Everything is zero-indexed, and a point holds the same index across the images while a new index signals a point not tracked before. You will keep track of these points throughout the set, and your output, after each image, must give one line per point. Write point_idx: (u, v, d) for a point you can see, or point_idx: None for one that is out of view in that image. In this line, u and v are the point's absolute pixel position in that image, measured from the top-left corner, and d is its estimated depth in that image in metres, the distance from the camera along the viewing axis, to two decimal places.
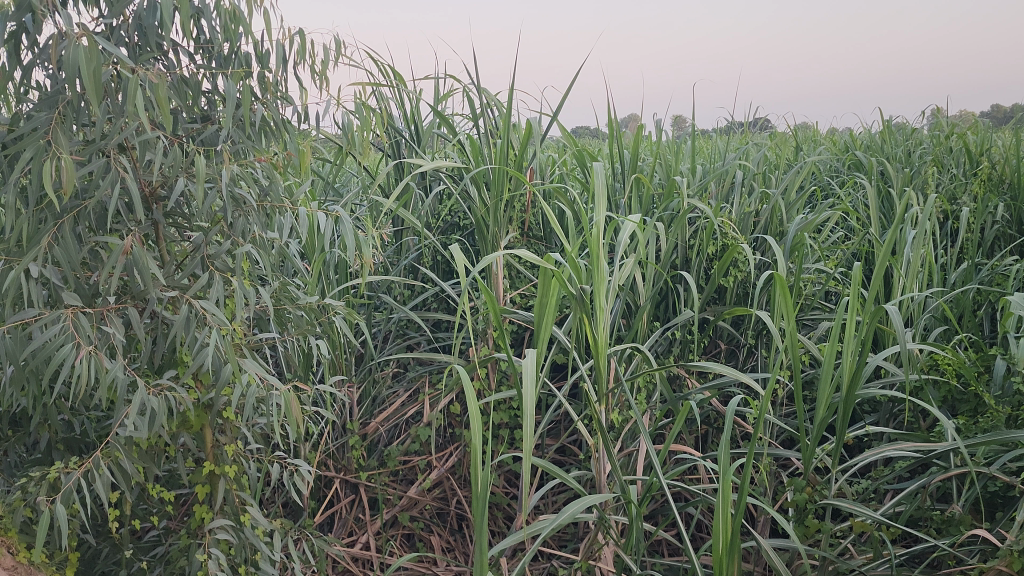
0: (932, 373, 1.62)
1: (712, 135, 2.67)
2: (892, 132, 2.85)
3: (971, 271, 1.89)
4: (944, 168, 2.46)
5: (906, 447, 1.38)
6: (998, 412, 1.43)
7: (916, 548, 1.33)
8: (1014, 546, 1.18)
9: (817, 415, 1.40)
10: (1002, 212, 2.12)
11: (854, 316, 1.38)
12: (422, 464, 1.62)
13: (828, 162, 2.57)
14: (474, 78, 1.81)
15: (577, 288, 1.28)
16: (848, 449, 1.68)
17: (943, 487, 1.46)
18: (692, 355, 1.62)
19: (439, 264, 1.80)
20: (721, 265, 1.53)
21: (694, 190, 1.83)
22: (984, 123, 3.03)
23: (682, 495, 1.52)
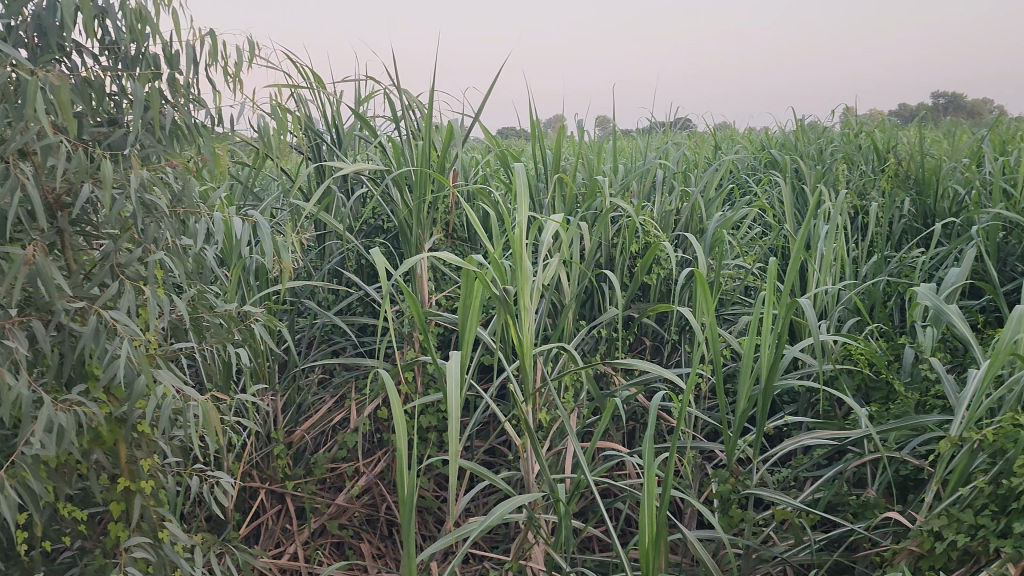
0: (846, 362, 1.67)
1: (633, 134, 2.71)
2: (804, 130, 2.94)
3: (880, 264, 1.96)
4: (854, 164, 2.55)
5: (823, 435, 1.43)
6: (908, 398, 1.49)
7: (834, 533, 1.37)
8: (924, 526, 1.22)
9: (738, 407, 1.43)
10: (908, 206, 2.21)
11: (770, 309, 1.42)
12: (349, 471, 1.61)
13: (745, 160, 2.64)
14: (394, 80, 1.80)
15: (500, 289, 1.29)
16: (769, 440, 1.73)
17: (858, 472, 1.51)
18: (617, 353, 1.64)
19: (363, 268, 1.78)
20: (643, 263, 1.55)
21: (616, 189, 1.86)
22: (891, 122, 3.16)
23: (611, 491, 1.54)
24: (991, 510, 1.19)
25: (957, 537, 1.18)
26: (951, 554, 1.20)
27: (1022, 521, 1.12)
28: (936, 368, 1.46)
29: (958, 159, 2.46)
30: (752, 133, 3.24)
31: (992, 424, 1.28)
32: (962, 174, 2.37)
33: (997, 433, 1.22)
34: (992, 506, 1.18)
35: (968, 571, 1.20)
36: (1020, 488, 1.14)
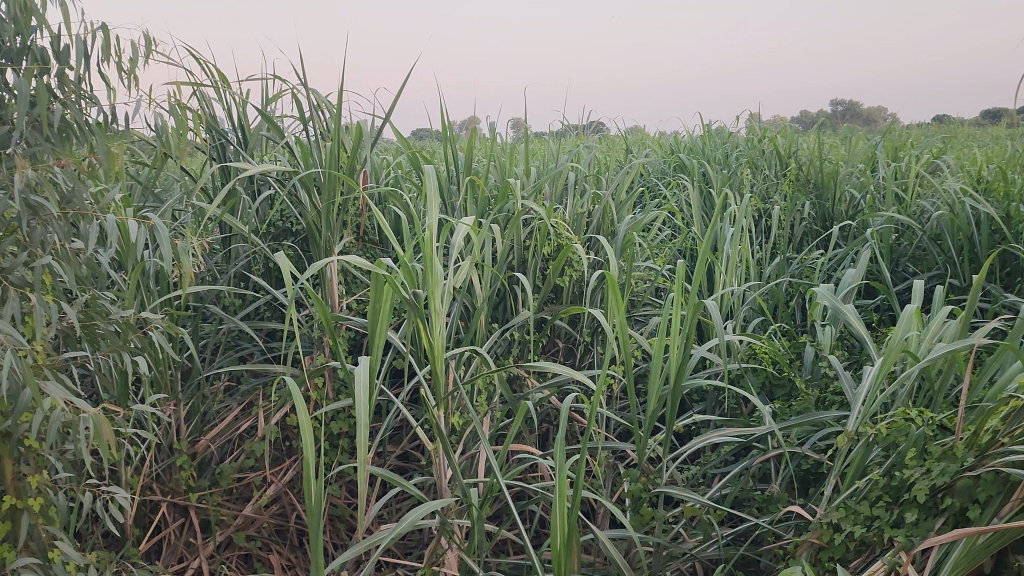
0: (751, 361, 1.72)
1: (546, 137, 2.73)
2: (711, 135, 3.02)
3: (783, 265, 2.03)
4: (758, 169, 2.64)
5: (729, 432, 1.47)
6: (808, 395, 1.54)
7: (740, 527, 1.41)
8: (823, 519, 1.27)
9: (648, 407, 1.45)
10: (808, 210, 2.29)
11: (678, 311, 1.45)
12: (257, 480, 1.56)
13: (655, 164, 2.69)
14: (302, 79, 1.76)
15: (411, 293, 1.27)
16: (678, 438, 1.76)
17: (763, 468, 1.56)
18: (530, 355, 1.65)
19: (270, 272, 1.73)
20: (555, 266, 1.56)
21: (528, 192, 1.86)
22: (792, 128, 3.28)
23: (524, 493, 1.54)
24: (885, 501, 1.23)
25: (854, 528, 1.22)
26: (849, 544, 1.24)
27: (913, 511, 1.17)
28: (834, 365, 1.51)
29: (853, 164, 2.57)
30: (662, 138, 3.31)
31: (886, 419, 1.33)
32: (857, 179, 2.47)
33: (890, 428, 1.27)
34: (886, 497, 1.23)
35: (864, 560, 1.25)
36: (911, 480, 1.20)
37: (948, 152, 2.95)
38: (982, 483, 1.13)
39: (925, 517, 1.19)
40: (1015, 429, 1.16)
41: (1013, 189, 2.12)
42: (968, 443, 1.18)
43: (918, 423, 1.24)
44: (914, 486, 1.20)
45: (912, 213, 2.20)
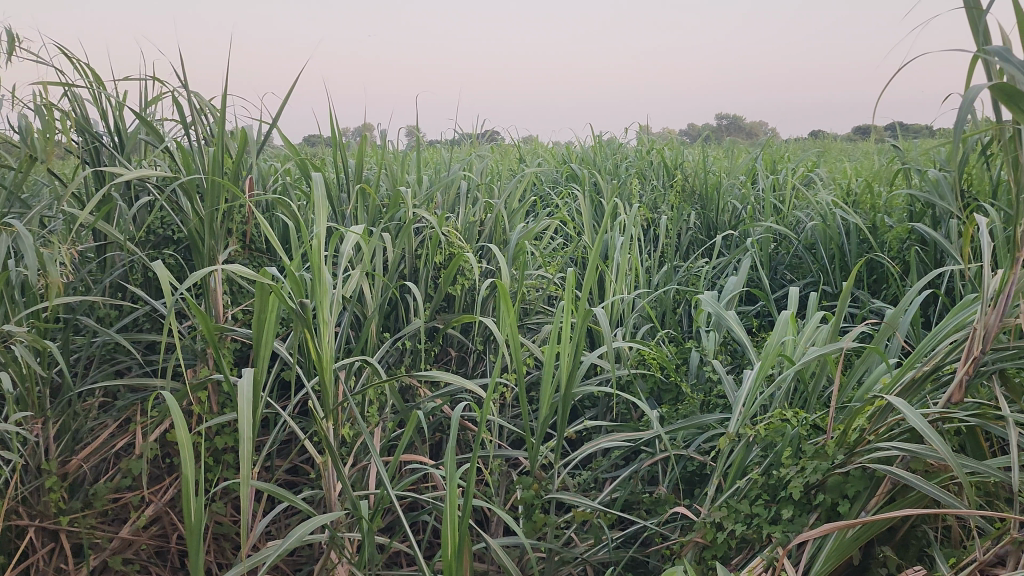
0: (640, 367, 1.77)
1: (439, 145, 2.73)
2: (601, 146, 3.09)
3: (670, 273, 2.09)
4: (646, 180, 2.71)
5: (618, 437, 1.50)
6: (694, 399, 1.59)
7: (629, 530, 1.44)
8: (707, 519, 1.31)
9: (540, 414, 1.47)
10: (693, 220, 2.37)
11: (568, 318, 1.47)
12: (134, 500, 1.49)
13: (547, 173, 2.73)
14: (183, 82, 1.69)
15: (298, 302, 1.24)
16: (570, 444, 1.79)
17: (651, 471, 1.60)
18: (423, 364, 1.63)
19: (149, 282, 1.66)
20: (447, 274, 1.56)
21: (419, 200, 1.85)
22: (678, 141, 3.39)
23: (417, 503, 1.53)
24: (764, 499, 1.29)
25: (735, 526, 1.27)
26: (730, 542, 1.28)
27: (789, 508, 1.23)
28: (718, 370, 1.57)
29: (735, 177, 2.68)
30: (555, 147, 3.36)
31: (764, 420, 1.39)
32: (739, 191, 2.58)
33: (768, 429, 1.32)
34: (765, 496, 1.28)
35: (745, 557, 1.30)
36: (787, 478, 1.25)
37: (822, 166, 3.11)
38: (851, 479, 1.21)
39: (800, 513, 1.25)
40: (880, 427, 1.24)
41: (879, 202, 2.26)
42: (838, 441, 1.24)
43: (793, 424, 1.30)
44: (790, 484, 1.26)
45: (789, 223, 2.31)
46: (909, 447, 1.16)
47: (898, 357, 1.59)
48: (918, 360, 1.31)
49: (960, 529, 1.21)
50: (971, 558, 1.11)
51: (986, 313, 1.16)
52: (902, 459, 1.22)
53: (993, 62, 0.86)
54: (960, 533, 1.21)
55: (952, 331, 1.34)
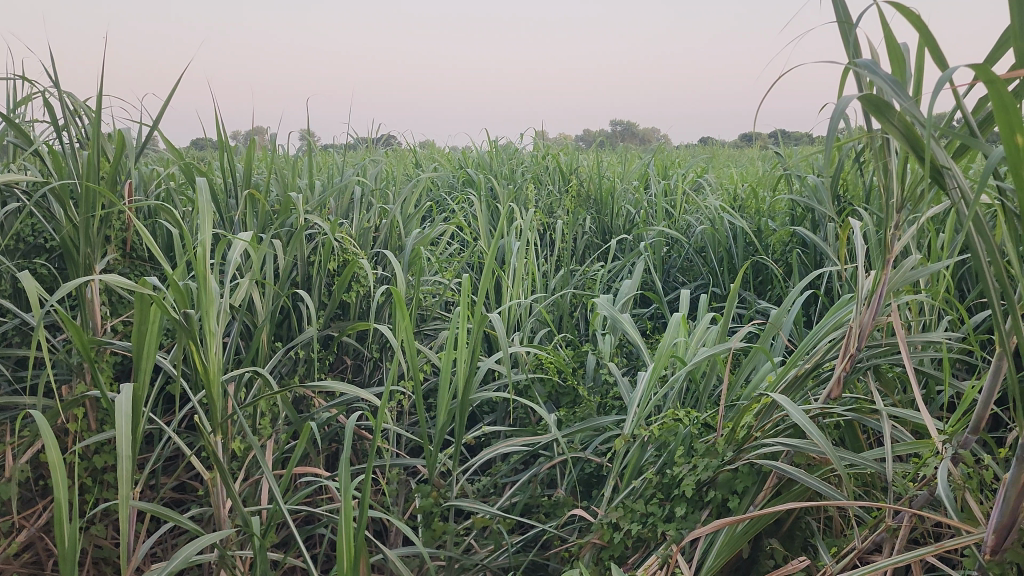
0: (537, 371, 1.77)
1: (333, 150, 2.68)
2: (497, 151, 3.10)
3: (566, 277, 2.11)
4: (542, 185, 2.74)
5: (516, 442, 1.50)
6: (590, 401, 1.61)
7: (528, 534, 1.44)
8: (604, 519, 1.33)
9: (437, 422, 1.45)
10: (588, 224, 2.41)
11: (464, 324, 1.46)
12: (4, 527, 1.40)
13: (444, 178, 2.72)
14: (54, 81, 1.60)
15: (182, 313, 1.19)
16: (469, 450, 1.78)
17: (550, 474, 1.60)
18: (317, 373, 1.59)
19: (19, 293, 1.56)
20: (340, 281, 1.53)
21: (311, 206, 1.81)
22: (573, 147, 3.44)
23: (312, 516, 1.49)
24: (659, 498, 1.31)
25: (631, 525, 1.29)
26: (627, 542, 1.30)
27: (682, 506, 1.25)
28: (613, 372, 1.59)
29: (628, 182, 2.74)
30: (451, 152, 3.35)
31: (658, 420, 1.42)
32: (632, 196, 2.64)
33: (661, 429, 1.35)
34: (660, 494, 1.30)
35: (641, 555, 1.32)
36: (680, 476, 1.28)
37: (711, 172, 3.22)
38: (740, 475, 1.24)
39: (692, 510, 1.28)
40: (766, 423, 1.29)
41: (763, 206, 2.35)
42: (728, 439, 1.28)
43: (686, 423, 1.33)
44: (683, 482, 1.29)
45: (680, 227, 2.38)
46: (792, 442, 1.20)
47: (782, 356, 1.65)
48: (800, 359, 1.37)
49: (841, 519, 1.27)
50: (850, 546, 1.16)
51: (861, 312, 1.22)
52: (786, 454, 1.28)
53: (861, 73, 0.90)
54: (841, 523, 1.27)
55: (831, 330, 1.40)
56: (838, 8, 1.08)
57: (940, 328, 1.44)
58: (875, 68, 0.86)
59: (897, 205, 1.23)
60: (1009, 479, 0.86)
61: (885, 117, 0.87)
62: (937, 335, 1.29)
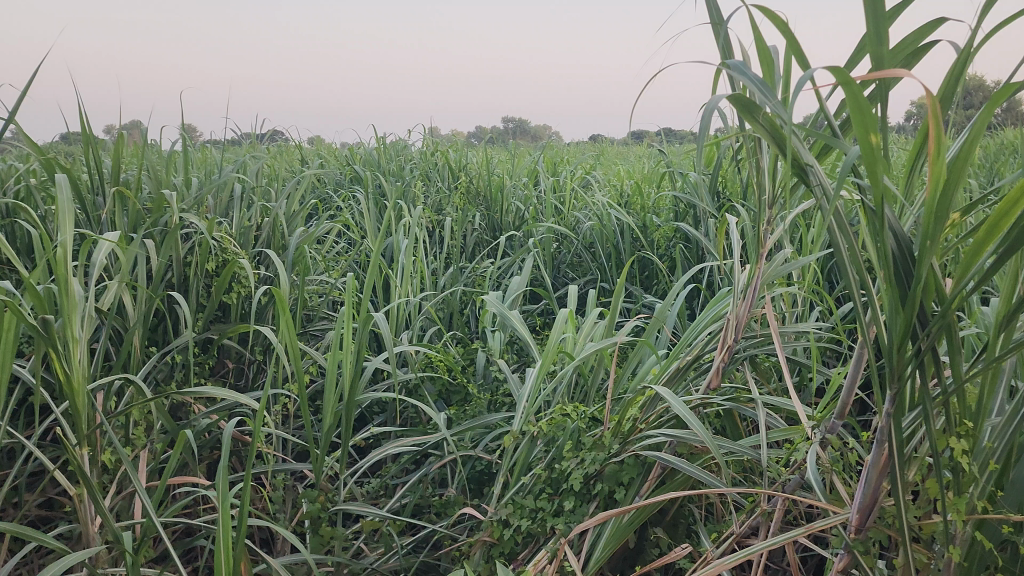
0: (427, 369, 1.76)
1: (213, 145, 2.58)
2: (385, 148, 3.06)
3: (456, 274, 2.10)
4: (431, 182, 2.72)
5: (405, 442, 1.49)
6: (480, 399, 1.61)
7: (418, 535, 1.43)
8: (494, 516, 1.32)
9: (323, 425, 1.41)
10: (477, 221, 2.41)
11: (349, 324, 1.43)
12: None
13: (330, 175, 2.66)
14: None
15: (40, 319, 1.11)
16: (358, 453, 1.75)
17: (440, 473, 1.59)
18: (195, 378, 1.53)
19: None
20: (219, 282, 1.47)
21: (187, 204, 1.73)
22: (463, 143, 3.44)
23: (192, 528, 1.42)
24: (547, 493, 1.32)
25: (521, 521, 1.29)
26: (517, 538, 1.30)
27: (571, 500, 1.26)
28: (502, 369, 1.60)
29: (517, 179, 2.75)
30: (338, 148, 3.28)
31: (546, 415, 1.43)
32: (521, 193, 2.65)
33: (549, 424, 1.36)
34: (548, 489, 1.31)
35: (531, 551, 1.33)
36: (568, 470, 1.29)
37: (598, 169, 3.27)
38: (626, 467, 1.27)
39: (580, 503, 1.29)
40: (650, 415, 1.32)
41: (647, 204, 2.41)
42: (614, 432, 1.31)
43: (573, 417, 1.34)
44: (570, 476, 1.30)
45: (569, 223, 2.40)
46: (674, 433, 1.23)
47: (666, 349, 1.69)
48: (681, 351, 1.40)
49: (721, 505, 1.31)
50: (729, 531, 1.20)
51: (737, 305, 1.26)
52: (669, 444, 1.31)
53: (731, 73, 0.92)
54: (721, 509, 1.31)
55: (710, 322, 1.45)
56: (711, 10, 1.12)
57: (810, 319, 1.51)
58: (745, 70, 0.88)
59: (770, 201, 1.27)
60: (870, 461, 0.91)
61: (753, 116, 0.89)
62: (807, 325, 1.35)
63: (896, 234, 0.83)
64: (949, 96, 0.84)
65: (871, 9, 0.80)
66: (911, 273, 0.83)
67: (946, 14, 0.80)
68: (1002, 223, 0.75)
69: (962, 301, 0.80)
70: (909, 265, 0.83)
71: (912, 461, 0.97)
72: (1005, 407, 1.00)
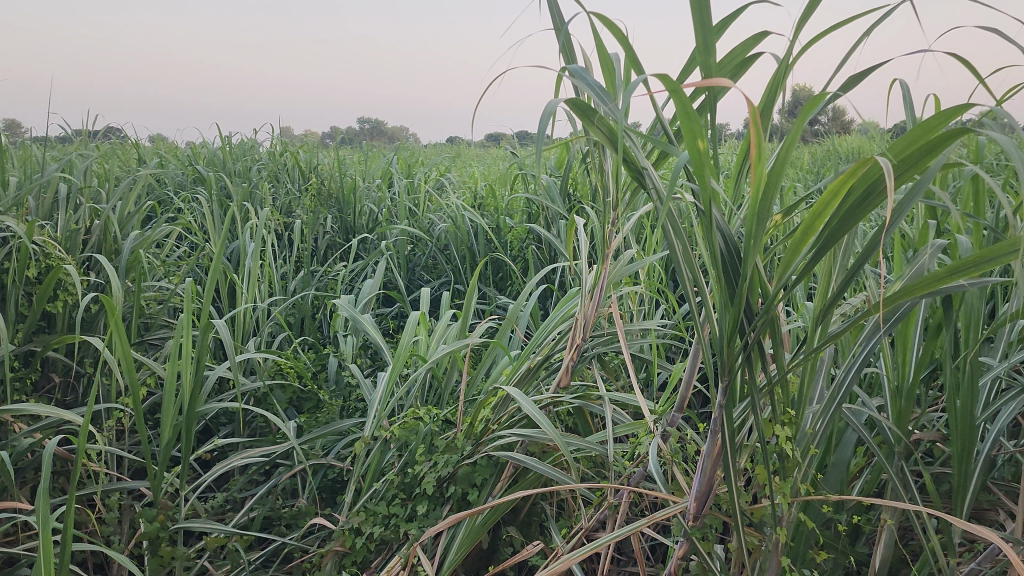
0: (276, 377, 1.70)
1: (37, 142, 2.40)
2: (231, 148, 2.94)
3: (307, 277, 2.05)
4: (280, 183, 2.64)
5: (251, 453, 1.43)
6: (332, 405, 1.57)
7: (266, 549, 1.37)
8: (345, 525, 1.29)
9: (161, 440, 1.33)
10: (329, 224, 2.35)
11: (188, 332, 1.36)
12: None
13: (171, 176, 2.53)
14: None
15: None
16: (203, 467, 1.66)
17: (291, 484, 1.54)
18: (14, 395, 1.40)
19: None
20: (41, 289, 1.36)
21: (4, 206, 1.59)
22: (314, 143, 3.36)
23: (12, 558, 1.31)
24: (400, 498, 1.31)
25: (373, 529, 1.27)
26: (369, 546, 1.28)
27: (423, 504, 1.25)
28: (355, 373, 1.57)
29: (371, 181, 2.72)
30: (181, 148, 3.13)
31: (398, 420, 1.41)
32: (374, 194, 2.61)
33: (402, 428, 1.35)
34: (401, 495, 1.30)
35: (384, 558, 1.31)
36: (421, 474, 1.28)
37: (453, 170, 3.28)
38: (478, 468, 1.27)
39: (433, 507, 1.28)
40: (502, 416, 1.33)
41: (501, 205, 2.43)
42: (466, 433, 1.31)
43: (426, 421, 1.34)
44: (423, 480, 1.29)
45: (423, 225, 2.38)
46: (525, 433, 1.25)
47: (519, 349, 1.72)
48: (532, 351, 1.42)
49: (571, 501, 1.34)
50: (579, 526, 1.23)
51: (584, 304, 1.29)
52: (521, 444, 1.33)
53: (572, 77, 0.94)
54: (571, 504, 1.34)
55: (560, 322, 1.47)
56: (554, 14, 1.13)
57: (654, 317, 1.57)
58: (583, 76, 0.90)
59: (614, 202, 1.31)
60: (705, 450, 0.95)
61: (590, 119, 0.91)
62: (650, 323, 1.40)
63: (723, 234, 0.88)
64: (769, 105, 0.89)
65: (699, 23, 0.83)
66: (737, 270, 0.87)
67: (766, 28, 0.85)
68: (815, 222, 0.80)
69: (783, 296, 0.85)
70: (736, 262, 0.87)
71: (743, 449, 1.02)
72: (824, 394, 1.08)
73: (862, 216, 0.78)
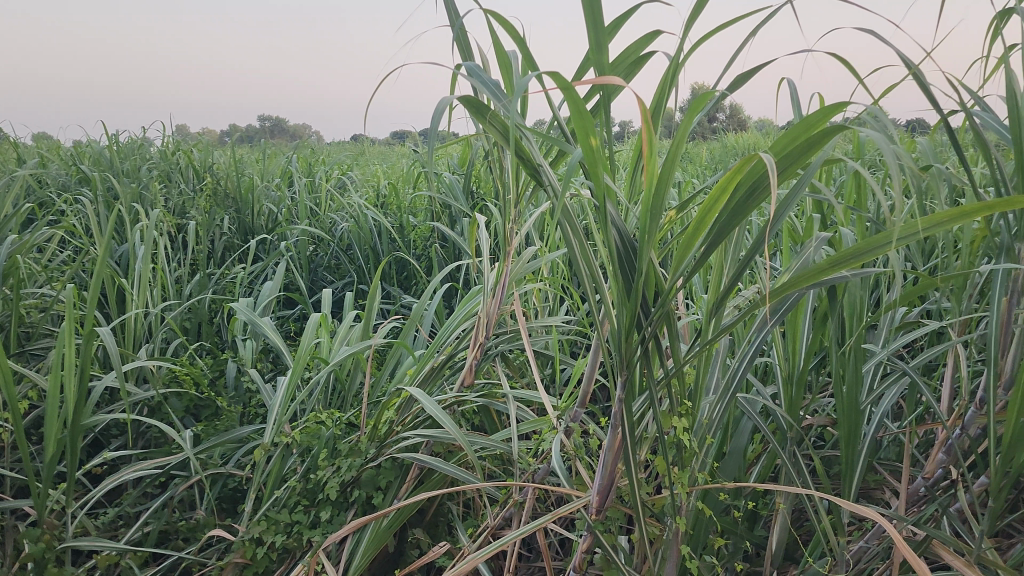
0: (171, 384, 1.63)
1: None
2: (118, 147, 2.81)
3: (202, 280, 1.98)
4: (172, 183, 2.54)
5: (144, 465, 1.37)
6: (230, 412, 1.52)
7: (162, 565, 1.31)
8: (246, 535, 1.25)
9: (45, 455, 1.26)
10: (226, 224, 2.28)
11: (72, 342, 1.28)
12: None
13: (53, 176, 2.40)
14: None
15: None
16: (92, 482, 1.58)
17: (188, 495, 1.48)
18: None
19: None
20: None
21: None
22: (209, 142, 3.24)
23: None
24: (303, 505, 1.27)
25: (275, 537, 1.23)
26: (271, 555, 1.24)
27: (327, 509, 1.23)
28: (254, 378, 1.52)
29: (268, 180, 2.65)
30: (63, 146, 2.97)
31: (300, 425, 1.38)
32: (272, 194, 2.55)
33: (304, 433, 1.31)
34: (304, 501, 1.27)
35: (287, 567, 1.27)
36: (323, 480, 1.25)
37: (355, 169, 3.23)
38: (383, 471, 1.25)
39: (337, 512, 1.25)
40: (406, 417, 1.32)
41: (404, 204, 2.41)
42: (370, 436, 1.29)
43: (328, 425, 1.31)
44: (327, 485, 1.26)
45: (325, 225, 2.34)
46: (429, 433, 1.24)
47: (424, 350, 1.70)
48: (436, 350, 1.41)
49: (478, 500, 1.34)
50: (485, 525, 1.22)
51: (487, 302, 1.29)
52: (426, 445, 1.31)
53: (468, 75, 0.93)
54: (478, 503, 1.34)
55: (464, 320, 1.47)
56: (449, 10, 1.12)
57: (557, 313, 1.58)
58: (479, 74, 0.89)
59: (515, 199, 1.31)
60: (606, 444, 0.96)
61: (486, 117, 0.90)
62: (553, 319, 1.40)
63: (619, 230, 0.89)
64: (661, 103, 0.91)
65: (592, 22, 0.84)
66: (633, 265, 0.88)
67: (657, 27, 0.86)
68: (706, 217, 0.82)
69: (677, 290, 0.87)
70: (632, 259, 0.88)
71: (643, 442, 1.04)
72: (720, 385, 1.10)
73: (750, 210, 0.80)
